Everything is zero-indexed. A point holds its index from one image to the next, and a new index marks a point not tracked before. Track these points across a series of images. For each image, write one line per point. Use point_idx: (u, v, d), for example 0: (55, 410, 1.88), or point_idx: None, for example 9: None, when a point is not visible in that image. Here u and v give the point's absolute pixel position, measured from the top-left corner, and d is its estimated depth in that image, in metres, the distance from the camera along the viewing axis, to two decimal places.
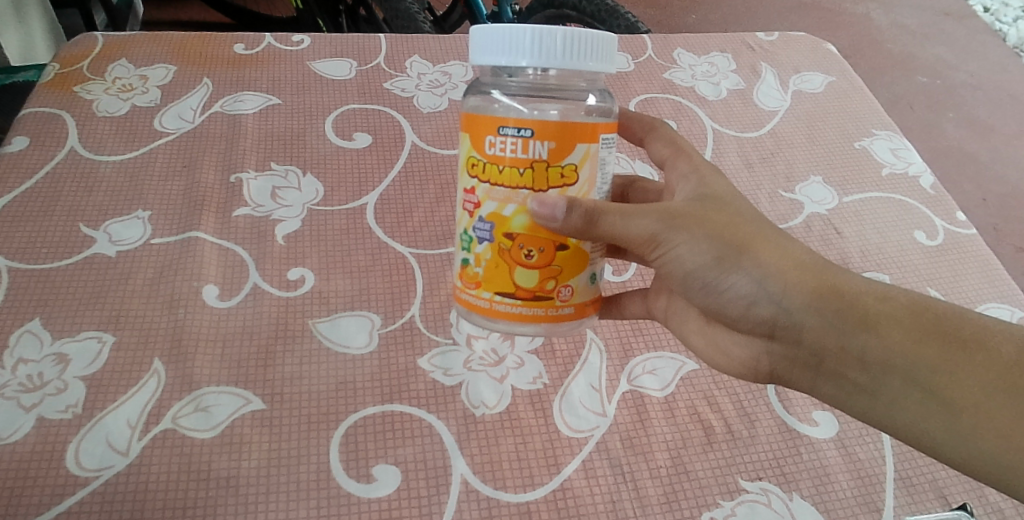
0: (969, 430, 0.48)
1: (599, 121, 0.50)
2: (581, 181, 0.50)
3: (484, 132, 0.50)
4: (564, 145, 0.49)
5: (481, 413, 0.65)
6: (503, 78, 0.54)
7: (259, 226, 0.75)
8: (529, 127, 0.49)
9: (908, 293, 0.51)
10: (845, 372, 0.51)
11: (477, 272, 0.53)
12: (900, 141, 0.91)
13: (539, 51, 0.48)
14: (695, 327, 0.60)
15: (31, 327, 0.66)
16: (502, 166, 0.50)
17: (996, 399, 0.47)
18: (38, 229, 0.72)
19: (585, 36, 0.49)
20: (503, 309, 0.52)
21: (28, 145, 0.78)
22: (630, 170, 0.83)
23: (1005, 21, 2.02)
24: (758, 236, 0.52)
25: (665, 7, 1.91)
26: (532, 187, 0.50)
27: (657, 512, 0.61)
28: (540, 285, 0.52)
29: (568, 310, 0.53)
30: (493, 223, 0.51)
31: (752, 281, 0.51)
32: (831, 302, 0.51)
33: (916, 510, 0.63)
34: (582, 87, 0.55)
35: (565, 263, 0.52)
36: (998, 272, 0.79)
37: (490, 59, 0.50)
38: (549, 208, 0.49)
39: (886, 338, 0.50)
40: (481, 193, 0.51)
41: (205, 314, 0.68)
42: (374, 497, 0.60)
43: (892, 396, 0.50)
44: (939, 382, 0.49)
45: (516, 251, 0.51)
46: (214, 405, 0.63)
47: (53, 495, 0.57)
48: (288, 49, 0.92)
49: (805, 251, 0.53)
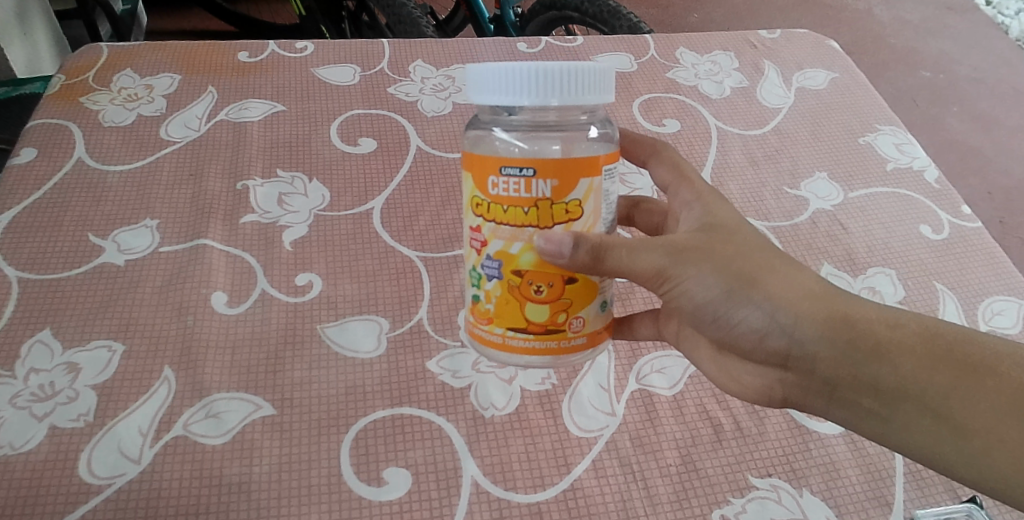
0: (980, 455, 0.48)
1: (600, 153, 0.50)
2: (586, 214, 0.51)
3: (486, 172, 0.50)
4: (567, 182, 0.49)
5: (490, 415, 0.66)
6: (502, 116, 0.54)
7: (267, 233, 0.76)
8: (530, 166, 0.49)
9: (918, 318, 0.51)
10: (858, 399, 0.51)
11: (489, 308, 0.53)
12: (903, 135, 0.91)
13: (539, 88, 0.49)
14: (707, 353, 0.60)
15: (41, 337, 0.66)
16: (506, 205, 0.50)
17: (1006, 424, 0.48)
18: (47, 239, 0.72)
19: (583, 71, 0.49)
20: (516, 344, 0.53)
21: (36, 156, 0.78)
22: (636, 170, 0.85)
23: (1006, 14, 2.02)
24: (766, 267, 0.52)
25: (666, 7, 1.91)
26: (537, 224, 0.50)
27: (667, 511, 0.61)
28: (551, 319, 0.52)
29: (580, 340, 0.53)
30: (501, 260, 0.52)
31: (762, 314, 0.51)
32: (841, 332, 0.51)
33: (927, 504, 0.63)
34: (582, 121, 0.55)
35: (575, 295, 0.52)
36: (1004, 264, 0.79)
37: (490, 98, 0.50)
38: (555, 245, 0.49)
39: (898, 366, 0.50)
40: (487, 232, 0.51)
41: (214, 321, 0.69)
42: (385, 501, 0.60)
43: (906, 422, 0.50)
44: (949, 408, 0.49)
45: (525, 287, 0.52)
46: (224, 411, 0.63)
47: (66, 503, 0.58)
48: (291, 56, 0.93)
49: (813, 279, 0.53)
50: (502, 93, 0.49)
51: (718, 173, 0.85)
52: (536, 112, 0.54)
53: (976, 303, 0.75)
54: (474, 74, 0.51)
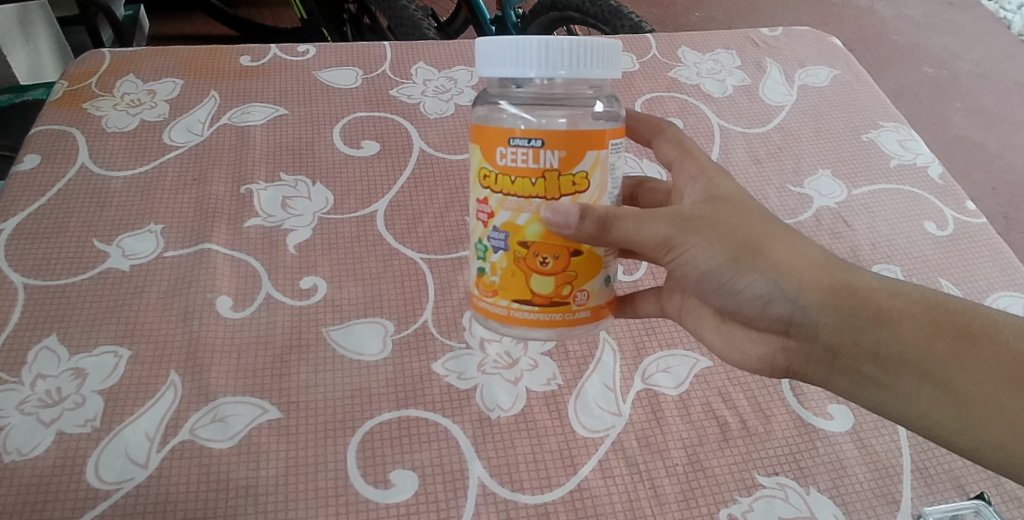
0: (979, 423, 0.48)
1: (607, 126, 0.50)
2: (592, 187, 0.51)
3: (495, 142, 0.50)
4: (574, 153, 0.49)
5: (495, 416, 0.66)
6: (510, 89, 0.54)
7: (270, 236, 0.76)
8: (539, 137, 0.49)
9: (919, 288, 0.51)
10: (858, 367, 0.51)
11: (494, 280, 0.53)
12: (907, 131, 0.91)
13: (548, 61, 0.49)
14: (710, 324, 0.60)
15: (48, 343, 0.66)
16: (514, 176, 0.50)
17: (1004, 392, 0.47)
18: (53, 245, 0.72)
19: (593, 46, 0.49)
20: (521, 316, 0.53)
21: (40, 163, 0.79)
22: (636, 170, 0.83)
23: (1009, 8, 2.01)
24: (770, 236, 0.52)
25: (668, 7, 1.91)
26: (544, 195, 0.50)
27: (674, 510, 0.61)
28: (557, 291, 0.52)
29: (584, 314, 0.53)
30: (507, 232, 0.51)
31: (766, 281, 0.52)
32: (844, 299, 0.51)
33: (934, 501, 0.63)
34: (588, 96, 0.55)
35: (581, 268, 0.52)
36: (1009, 260, 0.79)
37: (498, 71, 0.50)
38: (562, 216, 0.49)
39: (899, 333, 0.50)
40: (494, 203, 0.51)
41: (219, 325, 0.69)
42: (393, 503, 0.60)
43: (906, 390, 0.50)
44: (948, 376, 0.49)
45: (531, 259, 0.51)
46: (231, 415, 0.63)
47: (75, 508, 0.58)
48: (292, 59, 0.92)
49: (816, 247, 0.53)
50: (511, 65, 0.49)
51: None
52: (543, 87, 0.55)
53: (981, 300, 0.75)
54: (483, 48, 0.51)
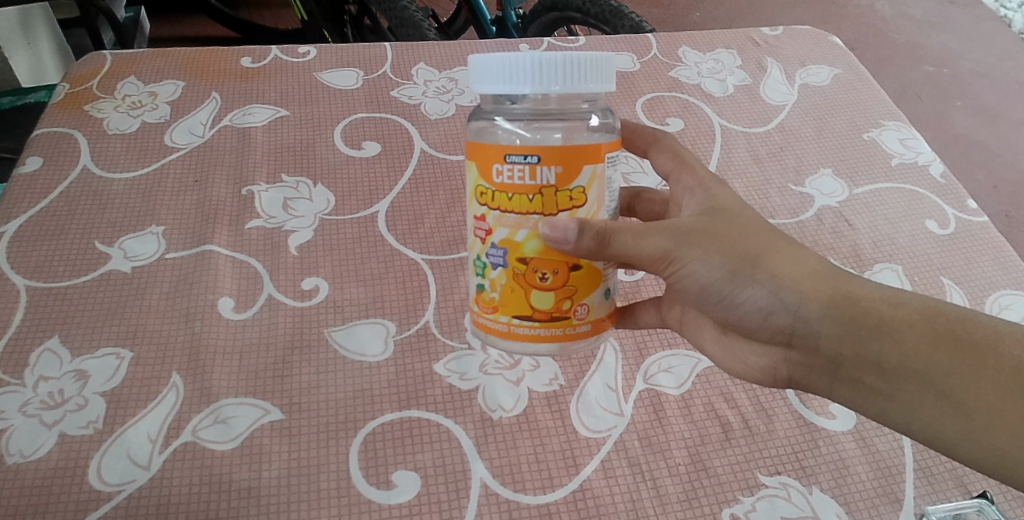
0: (983, 431, 0.48)
1: (603, 140, 0.50)
2: (590, 201, 0.51)
3: (490, 160, 0.50)
4: (571, 169, 0.49)
5: (497, 416, 0.66)
6: (505, 105, 0.54)
7: (272, 237, 0.76)
8: (535, 153, 0.49)
9: (920, 297, 0.51)
10: (862, 377, 0.51)
11: (494, 297, 0.53)
12: (908, 130, 0.91)
13: (542, 77, 0.49)
14: (711, 336, 0.60)
15: (49, 346, 0.66)
16: (511, 193, 0.50)
17: (1007, 400, 0.47)
18: (54, 248, 0.73)
19: (587, 61, 0.49)
20: (521, 332, 0.53)
21: (41, 165, 0.79)
22: (637, 170, 0.84)
23: (1010, 6, 2.00)
24: (769, 248, 0.52)
25: (669, 7, 1.91)
26: (542, 211, 0.50)
27: (677, 510, 0.61)
28: (556, 306, 0.52)
29: (584, 328, 0.53)
30: (505, 249, 0.51)
31: (767, 293, 0.51)
32: (845, 310, 0.51)
33: (937, 500, 0.63)
34: (584, 109, 0.55)
35: (580, 282, 0.52)
36: (1011, 258, 0.79)
37: (492, 88, 0.50)
38: (560, 232, 0.50)
39: (901, 343, 0.50)
40: (492, 220, 0.51)
41: (221, 326, 0.69)
42: (395, 503, 0.60)
43: (909, 400, 0.50)
44: (951, 385, 0.49)
45: (530, 274, 0.52)
46: (233, 416, 0.63)
47: (77, 510, 0.58)
48: (293, 60, 0.93)
49: (815, 259, 0.53)
50: (506, 81, 0.49)
51: (722, 172, 0.85)
52: (537, 101, 0.55)
53: (982, 298, 0.75)
54: (478, 64, 0.51)
